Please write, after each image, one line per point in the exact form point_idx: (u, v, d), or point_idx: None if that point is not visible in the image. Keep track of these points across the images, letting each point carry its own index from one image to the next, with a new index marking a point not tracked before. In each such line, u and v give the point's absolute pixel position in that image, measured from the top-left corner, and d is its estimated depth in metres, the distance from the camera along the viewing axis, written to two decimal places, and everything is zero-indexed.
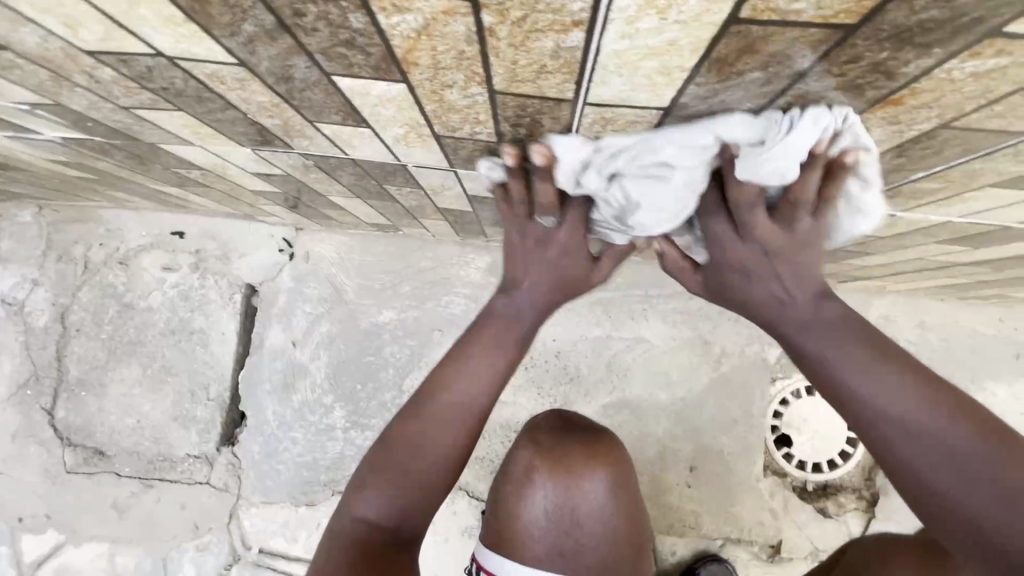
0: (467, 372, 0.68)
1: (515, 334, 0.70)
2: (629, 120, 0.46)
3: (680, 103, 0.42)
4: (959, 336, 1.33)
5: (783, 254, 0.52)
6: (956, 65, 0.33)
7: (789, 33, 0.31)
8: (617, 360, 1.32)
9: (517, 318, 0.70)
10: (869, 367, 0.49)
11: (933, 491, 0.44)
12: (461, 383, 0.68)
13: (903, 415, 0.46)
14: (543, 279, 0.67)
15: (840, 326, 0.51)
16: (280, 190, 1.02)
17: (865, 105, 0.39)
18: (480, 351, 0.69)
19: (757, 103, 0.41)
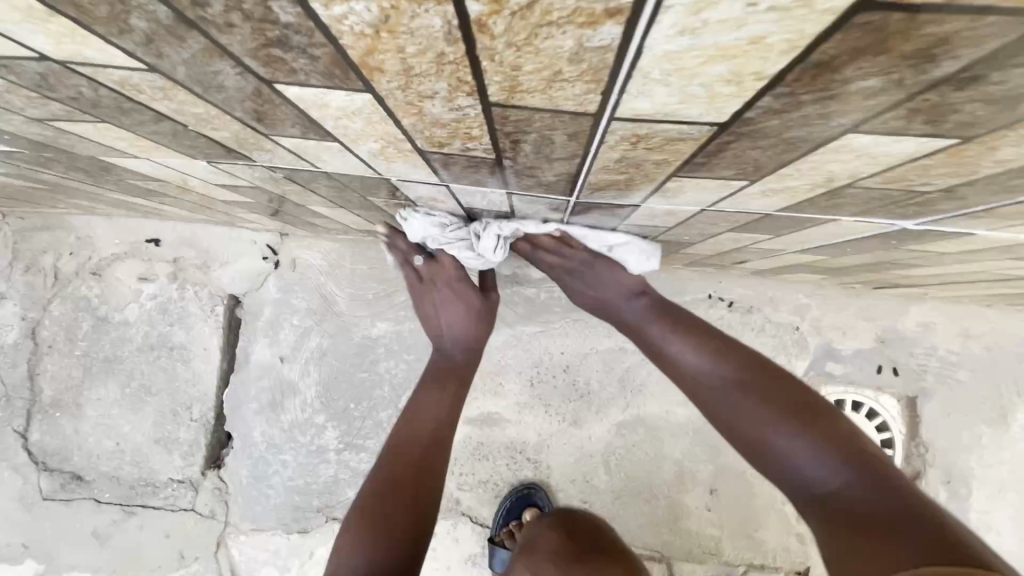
0: (425, 409, 0.82)
1: (464, 364, 0.85)
2: (670, 134, 0.34)
3: (745, 117, 0.31)
4: (1006, 345, 1.21)
5: (585, 276, 0.76)
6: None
7: (945, 24, 0.20)
8: (630, 374, 1.22)
9: (454, 355, 0.85)
10: (725, 378, 0.66)
11: (784, 468, 0.59)
12: (424, 417, 0.81)
13: (748, 410, 0.62)
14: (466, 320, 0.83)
15: (689, 348, 0.70)
16: (255, 200, 0.91)
17: (1011, 120, 0.28)
18: (440, 384, 0.84)
19: (853, 118, 0.29)
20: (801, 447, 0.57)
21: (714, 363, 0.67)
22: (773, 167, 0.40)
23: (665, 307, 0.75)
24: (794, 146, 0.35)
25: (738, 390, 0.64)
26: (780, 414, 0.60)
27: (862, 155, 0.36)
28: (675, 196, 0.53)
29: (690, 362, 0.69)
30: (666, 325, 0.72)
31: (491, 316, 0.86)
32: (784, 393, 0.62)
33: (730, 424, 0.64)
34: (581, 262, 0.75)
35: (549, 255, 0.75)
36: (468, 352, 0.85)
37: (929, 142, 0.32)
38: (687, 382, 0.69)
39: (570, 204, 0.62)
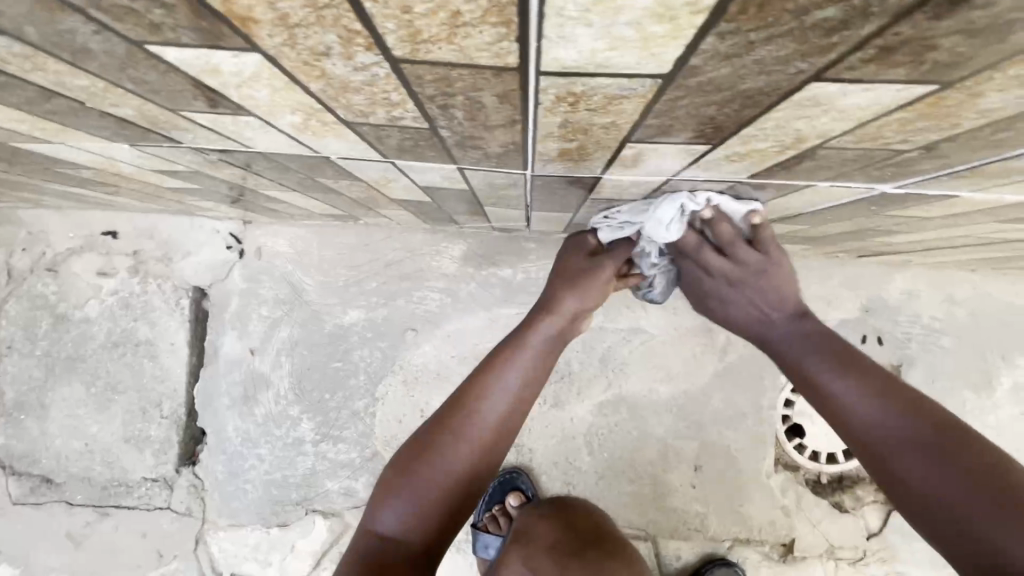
0: (493, 367, 0.66)
1: (549, 351, 0.69)
2: (609, 89, 0.30)
3: (688, 66, 0.26)
4: (989, 309, 1.20)
5: (757, 289, 0.60)
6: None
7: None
8: (611, 353, 1.19)
9: (534, 346, 0.67)
10: (900, 425, 0.48)
11: (975, 543, 0.41)
12: (492, 377, 0.65)
13: (916, 462, 0.46)
14: (575, 300, 0.69)
15: (810, 345, 0.58)
16: (204, 186, 0.85)
17: (999, 54, 0.24)
18: (504, 357, 0.66)
19: (812, 62, 0.25)
20: (947, 478, 0.44)
21: (835, 358, 0.55)
22: (733, 127, 0.36)
23: (843, 346, 0.56)
24: (751, 101, 0.31)
25: (860, 388, 0.52)
26: (916, 430, 0.48)
27: (830, 108, 0.32)
28: (634, 166, 0.48)
29: (857, 405, 0.51)
30: (799, 322, 0.60)
31: (604, 292, 0.70)
32: (956, 442, 0.46)
33: (845, 424, 0.52)
34: (752, 271, 0.59)
35: (712, 252, 0.60)
36: (554, 323, 0.69)
37: (902, 90, 0.28)
38: (798, 373, 0.58)
39: (525, 177, 0.58)
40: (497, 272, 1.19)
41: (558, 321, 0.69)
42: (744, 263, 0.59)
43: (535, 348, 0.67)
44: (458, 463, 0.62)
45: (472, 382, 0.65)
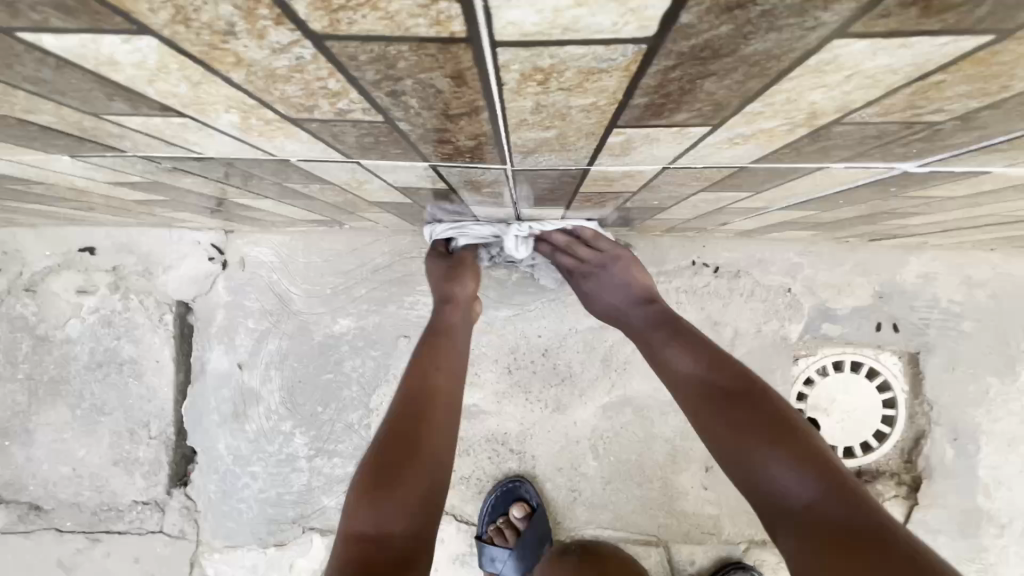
0: (428, 354, 0.78)
1: (461, 318, 0.86)
2: (582, 60, 0.24)
3: (679, 22, 0.21)
4: (1012, 290, 1.14)
5: (608, 280, 0.84)
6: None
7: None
8: (614, 353, 1.14)
9: (457, 322, 0.85)
10: (719, 387, 0.63)
11: (772, 486, 0.54)
12: (428, 361, 0.77)
13: (736, 420, 0.59)
14: (471, 286, 0.89)
15: (666, 333, 0.72)
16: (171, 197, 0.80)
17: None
18: (445, 340, 0.81)
19: (837, 10, 0.20)
20: (755, 431, 0.57)
21: (683, 342, 0.69)
22: (738, 102, 0.30)
23: (675, 322, 0.74)
24: (760, 69, 0.26)
25: (700, 365, 0.66)
26: (734, 395, 0.61)
27: (857, 73, 0.26)
28: (626, 154, 0.43)
29: (689, 371, 0.66)
30: (656, 316, 0.76)
31: (478, 277, 0.91)
32: (763, 406, 0.59)
33: (683, 394, 0.65)
34: (605, 261, 0.84)
35: (583, 248, 0.85)
36: (466, 297, 0.88)
37: (949, 44, 0.23)
38: (652, 353, 0.72)
39: (506, 172, 0.52)
40: None
41: (460, 308, 0.87)
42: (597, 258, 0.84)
43: (460, 325, 0.85)
44: (423, 451, 0.67)
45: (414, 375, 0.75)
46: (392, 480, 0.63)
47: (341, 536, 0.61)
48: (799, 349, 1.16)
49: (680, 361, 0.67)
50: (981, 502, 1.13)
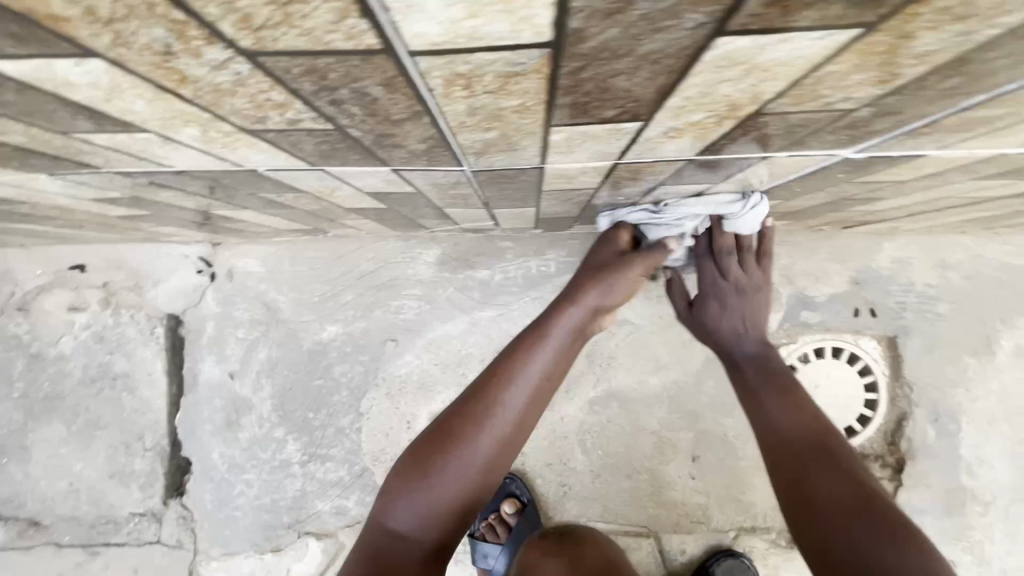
0: (524, 356, 0.65)
1: (579, 326, 0.69)
2: (496, 65, 0.27)
3: (568, 29, 0.23)
4: (984, 271, 1.16)
5: (744, 301, 0.78)
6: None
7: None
8: (598, 348, 1.16)
9: (558, 332, 0.67)
10: (799, 436, 0.66)
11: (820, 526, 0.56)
12: (523, 369, 0.64)
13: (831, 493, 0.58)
14: (588, 290, 0.69)
15: (770, 379, 0.75)
16: (154, 211, 0.82)
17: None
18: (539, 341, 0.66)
19: (704, 11, 0.22)
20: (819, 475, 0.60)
21: (778, 390, 0.73)
22: (655, 98, 0.33)
23: (777, 373, 0.75)
24: (662, 67, 0.28)
25: (789, 409, 0.70)
26: (812, 446, 0.64)
27: (754, 66, 0.28)
28: (571, 151, 0.45)
29: (794, 429, 0.67)
30: (759, 366, 0.77)
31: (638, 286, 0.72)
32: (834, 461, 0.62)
33: (762, 435, 0.69)
34: (751, 283, 0.77)
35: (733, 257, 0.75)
36: (583, 303, 0.69)
37: (822, 38, 0.25)
38: (744, 389, 0.76)
39: (466, 174, 0.54)
40: (474, 274, 1.16)
41: (585, 312, 0.69)
42: (726, 283, 0.77)
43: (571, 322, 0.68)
44: (477, 458, 0.62)
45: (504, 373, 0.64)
46: (437, 483, 0.60)
47: (376, 521, 0.61)
48: (779, 337, 1.18)
49: (769, 404, 0.71)
50: (963, 480, 1.15)
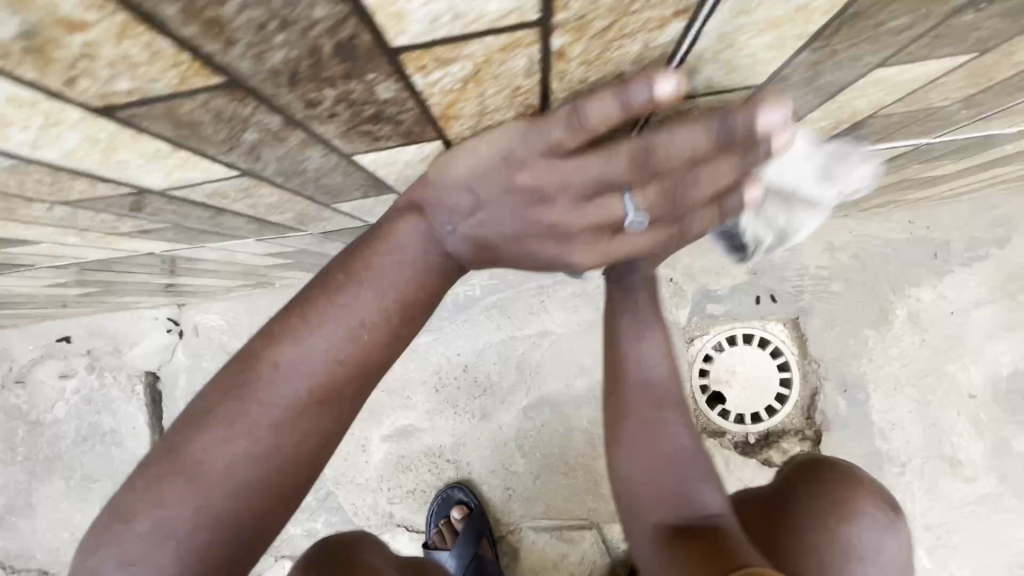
0: (268, 362, 0.43)
1: (389, 326, 0.45)
2: (229, 186, 0.40)
3: (244, 168, 0.36)
4: (870, 249, 1.26)
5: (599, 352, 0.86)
6: (430, 75, 0.26)
7: (182, 98, 0.25)
8: (526, 359, 1.28)
9: (359, 311, 0.43)
10: (669, 396, 0.66)
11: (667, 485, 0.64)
12: (269, 371, 0.43)
13: (664, 440, 0.65)
14: (383, 272, 0.43)
15: (648, 323, 0.64)
16: (105, 286, 0.98)
17: (429, 122, 0.33)
18: (297, 334, 0.43)
19: (317, 151, 0.35)
20: (680, 434, 0.66)
21: (661, 364, 0.66)
22: (377, 184, 0.46)
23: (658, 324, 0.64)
24: (346, 172, 0.41)
25: (669, 379, 0.66)
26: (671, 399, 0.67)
27: (410, 161, 0.41)
28: (373, 213, 0.58)
29: (656, 377, 0.65)
30: (651, 329, 0.64)
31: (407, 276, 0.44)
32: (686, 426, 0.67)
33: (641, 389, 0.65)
34: None
35: None
36: (394, 287, 0.43)
37: (425, 147, 0.38)
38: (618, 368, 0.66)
39: (320, 235, 0.68)
40: None
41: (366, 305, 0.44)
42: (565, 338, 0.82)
43: (353, 321, 0.43)
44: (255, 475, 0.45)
45: (239, 367, 0.44)
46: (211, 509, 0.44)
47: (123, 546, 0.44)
48: (692, 330, 1.28)
49: (652, 364, 0.65)
50: (877, 444, 1.24)
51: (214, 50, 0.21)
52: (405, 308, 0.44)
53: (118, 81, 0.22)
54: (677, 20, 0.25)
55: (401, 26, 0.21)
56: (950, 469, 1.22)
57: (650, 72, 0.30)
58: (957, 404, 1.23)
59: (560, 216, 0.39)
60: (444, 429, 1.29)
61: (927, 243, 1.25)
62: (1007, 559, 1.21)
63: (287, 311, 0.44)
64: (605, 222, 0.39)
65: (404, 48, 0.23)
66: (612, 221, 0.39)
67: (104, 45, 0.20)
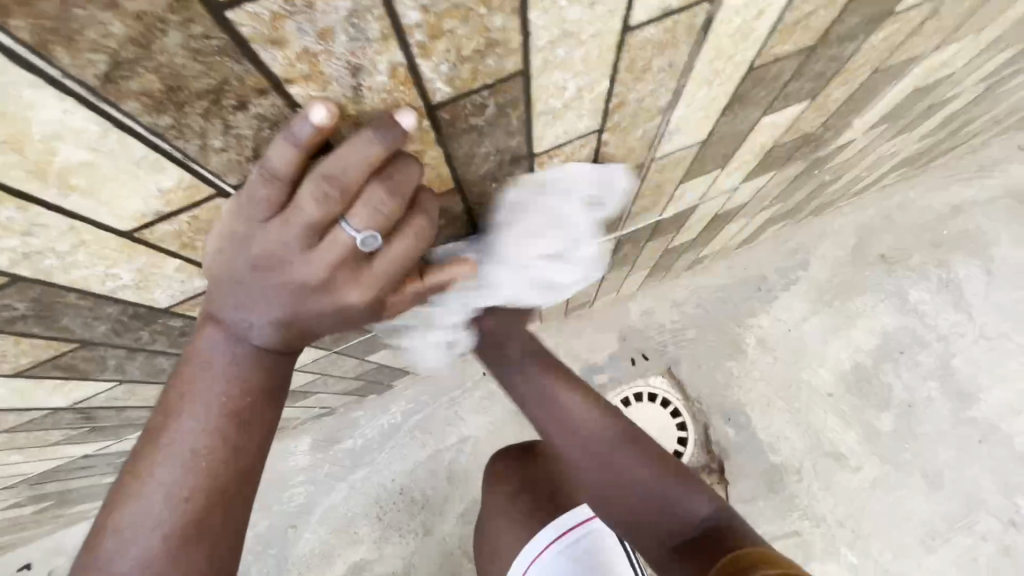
0: (112, 531, 0.44)
1: (230, 435, 0.46)
2: (114, 390, 0.61)
3: (118, 378, 0.58)
4: (708, 295, 1.51)
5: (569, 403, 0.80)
6: (195, 308, 0.50)
7: (58, 356, 0.47)
8: (453, 467, 1.42)
9: (195, 414, 0.45)
10: (612, 438, 0.80)
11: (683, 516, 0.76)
12: (124, 522, 0.44)
13: (660, 465, 0.79)
14: (201, 388, 0.45)
15: (553, 388, 0.80)
16: (51, 497, 1.11)
17: None
18: (134, 487, 0.44)
19: (160, 357, 0.57)
20: (650, 459, 0.79)
21: (591, 411, 0.81)
22: None
23: (566, 387, 0.80)
24: None
25: (609, 427, 0.80)
26: (632, 443, 0.80)
27: None
28: None
29: (596, 422, 0.80)
30: (560, 380, 0.81)
31: (233, 369, 0.45)
32: (655, 459, 0.80)
33: (594, 431, 0.79)
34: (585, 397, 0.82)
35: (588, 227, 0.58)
36: (211, 405, 0.45)
37: None
38: (597, 426, 0.80)
39: None
40: (339, 445, 1.44)
41: (208, 388, 0.45)
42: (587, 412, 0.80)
43: (190, 444, 0.44)
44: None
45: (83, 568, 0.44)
46: None
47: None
48: None
49: (579, 398, 0.80)
50: (771, 458, 1.39)
51: (64, 333, 0.44)
52: (231, 413, 0.45)
53: (21, 359, 0.45)
54: None
55: (156, 299, 0.45)
56: (837, 464, 1.37)
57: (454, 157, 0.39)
58: (821, 404, 1.42)
59: (308, 274, 0.39)
60: (394, 554, 1.37)
61: (749, 280, 1.51)
62: (918, 533, 1.32)
63: (119, 475, 0.45)
64: (345, 256, 0.39)
65: (168, 305, 0.47)
66: (354, 254, 0.39)
67: (11, 346, 0.42)
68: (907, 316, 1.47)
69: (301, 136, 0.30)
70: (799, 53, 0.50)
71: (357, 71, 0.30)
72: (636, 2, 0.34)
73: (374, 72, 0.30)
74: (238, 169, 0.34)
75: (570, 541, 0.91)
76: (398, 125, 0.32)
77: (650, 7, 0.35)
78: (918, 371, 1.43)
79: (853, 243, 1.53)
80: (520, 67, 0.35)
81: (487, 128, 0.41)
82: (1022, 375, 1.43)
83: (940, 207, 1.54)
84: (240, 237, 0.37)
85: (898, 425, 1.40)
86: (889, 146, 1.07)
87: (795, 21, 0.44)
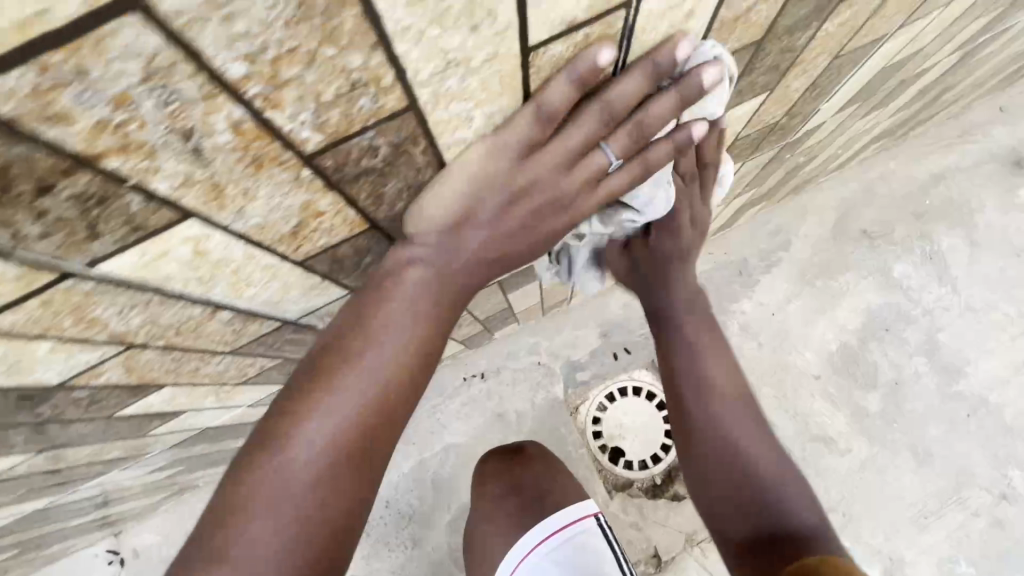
0: (291, 443, 0.39)
1: (422, 356, 0.43)
2: (32, 459, 0.56)
3: (31, 450, 0.53)
4: None
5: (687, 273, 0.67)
6: (96, 378, 0.45)
7: None
8: (439, 477, 1.39)
9: (411, 317, 0.42)
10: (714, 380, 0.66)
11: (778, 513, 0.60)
12: (314, 426, 0.39)
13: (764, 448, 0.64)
14: (412, 296, 0.42)
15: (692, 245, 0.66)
16: (18, 546, 1.07)
17: (139, 386, 0.52)
18: (321, 402, 0.39)
19: (75, 424, 0.53)
20: (751, 433, 0.64)
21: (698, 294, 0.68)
22: (159, 414, 0.63)
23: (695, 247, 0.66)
24: (120, 420, 0.58)
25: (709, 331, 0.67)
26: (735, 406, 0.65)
27: (165, 398, 0.59)
28: (192, 423, 0.75)
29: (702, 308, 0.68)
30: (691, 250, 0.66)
31: (446, 272, 0.43)
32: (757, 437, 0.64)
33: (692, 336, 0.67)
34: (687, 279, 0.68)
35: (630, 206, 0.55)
36: (390, 371, 0.41)
37: (160, 391, 0.56)
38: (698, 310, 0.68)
39: (168, 449, 0.83)
40: None
41: (420, 287, 0.42)
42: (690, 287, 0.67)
43: (390, 356, 0.41)
44: (319, 506, 0.39)
45: (244, 482, 0.38)
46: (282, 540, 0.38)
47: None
48: (573, 401, 1.43)
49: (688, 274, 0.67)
50: None
51: None
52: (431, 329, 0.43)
53: None
54: (215, 312, 0.44)
55: (40, 379, 0.40)
56: (826, 447, 1.36)
57: (589, 48, 0.34)
58: (808, 387, 1.40)
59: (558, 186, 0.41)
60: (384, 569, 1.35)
61: (730, 264, 1.47)
62: (911, 512, 1.31)
63: (274, 408, 0.40)
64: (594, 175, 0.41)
65: (60, 382, 0.42)
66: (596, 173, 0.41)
67: None
68: (892, 291, 1.44)
69: (577, 72, 0.34)
70: (746, 48, 0.45)
71: (190, 136, 0.25)
72: (533, 20, 0.29)
73: (212, 132, 0.25)
74: (79, 250, 0.29)
75: (557, 543, 0.86)
76: (595, 58, 0.33)
77: (552, 23, 0.30)
78: (905, 347, 1.41)
79: (834, 219, 1.48)
80: (405, 103, 0.30)
81: (388, 167, 0.36)
82: (1008, 344, 1.41)
83: (921, 176, 1.50)
84: (456, 187, 0.39)
85: (885, 403, 1.38)
86: (865, 122, 1.02)
87: (732, 19, 0.39)
